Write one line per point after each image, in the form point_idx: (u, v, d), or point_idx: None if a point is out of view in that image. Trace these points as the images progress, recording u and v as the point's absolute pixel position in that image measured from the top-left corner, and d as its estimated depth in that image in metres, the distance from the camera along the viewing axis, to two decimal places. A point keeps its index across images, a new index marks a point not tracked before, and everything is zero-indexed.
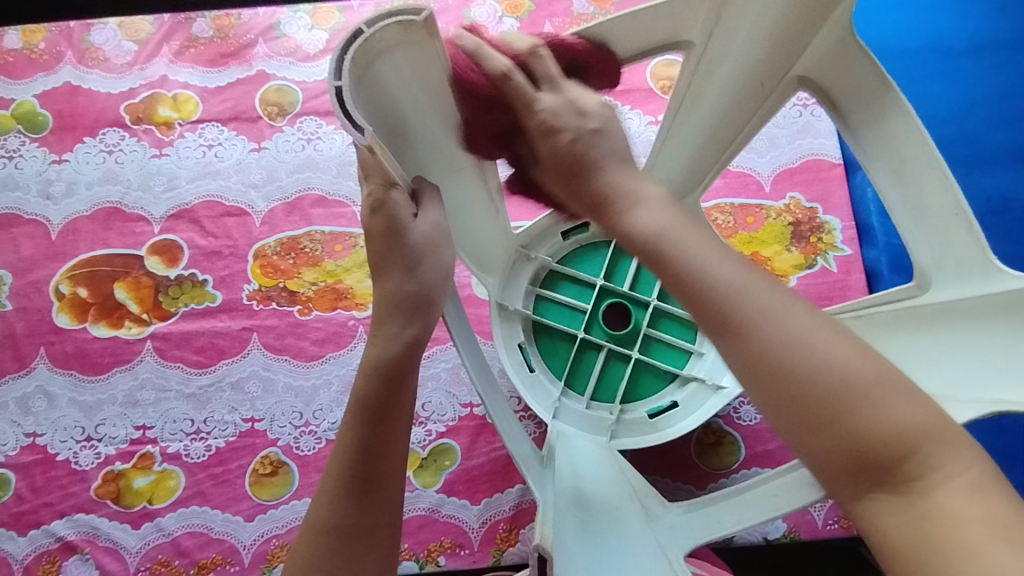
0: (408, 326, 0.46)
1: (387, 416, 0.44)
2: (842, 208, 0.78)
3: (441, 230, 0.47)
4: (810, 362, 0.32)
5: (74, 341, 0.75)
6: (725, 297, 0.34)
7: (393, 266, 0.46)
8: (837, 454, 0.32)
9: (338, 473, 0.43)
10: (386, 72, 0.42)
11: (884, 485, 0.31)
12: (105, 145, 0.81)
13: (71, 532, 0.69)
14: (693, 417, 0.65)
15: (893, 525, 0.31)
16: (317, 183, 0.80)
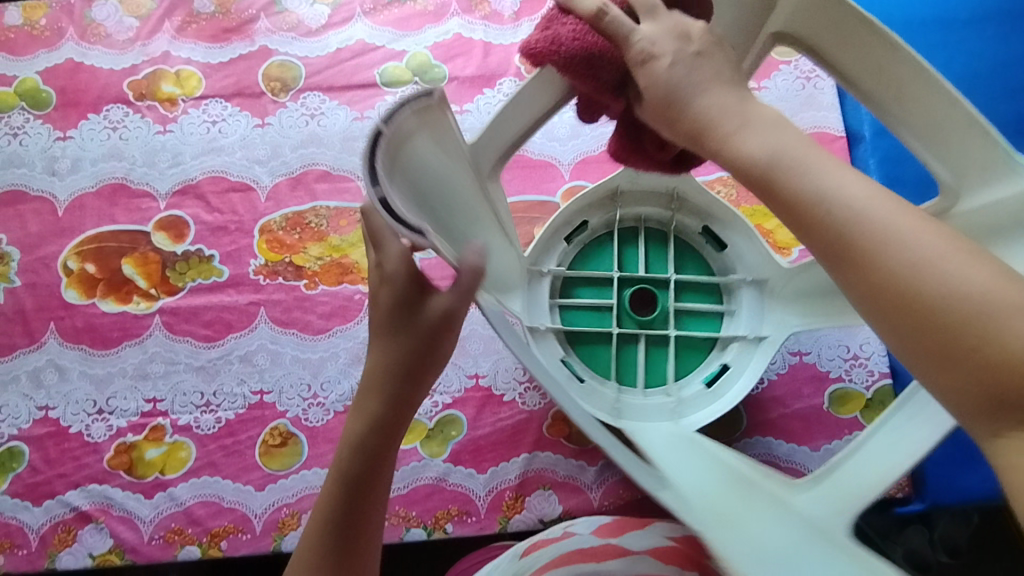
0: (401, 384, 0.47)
1: (382, 447, 0.47)
2: None
3: (449, 319, 0.46)
4: (942, 282, 0.31)
5: (84, 316, 0.76)
6: (857, 217, 0.32)
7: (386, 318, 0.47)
8: (966, 380, 0.30)
9: (331, 493, 0.47)
10: (405, 147, 0.44)
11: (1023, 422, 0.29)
12: (109, 121, 0.82)
13: (85, 502, 0.71)
14: (743, 382, 0.64)
15: (1015, 461, 0.30)
16: (321, 158, 0.80)
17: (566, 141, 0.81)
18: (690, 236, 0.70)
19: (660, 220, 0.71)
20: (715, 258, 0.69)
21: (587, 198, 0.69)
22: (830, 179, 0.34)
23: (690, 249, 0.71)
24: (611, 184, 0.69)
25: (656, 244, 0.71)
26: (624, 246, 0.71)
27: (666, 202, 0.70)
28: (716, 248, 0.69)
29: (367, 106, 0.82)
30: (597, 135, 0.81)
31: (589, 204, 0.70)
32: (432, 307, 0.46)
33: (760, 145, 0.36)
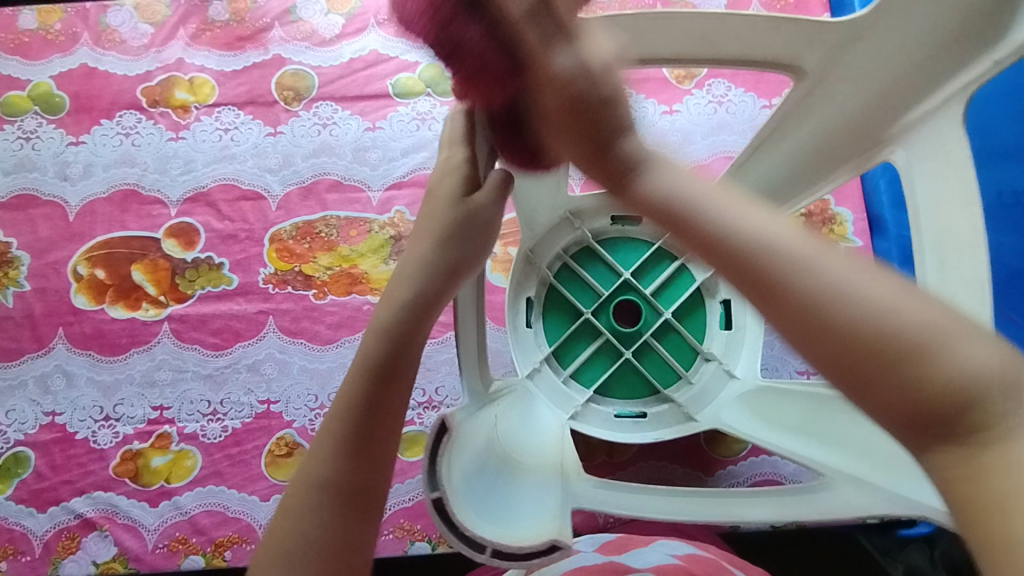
0: (421, 291, 0.43)
1: (392, 379, 0.39)
2: (855, 199, 0.79)
3: (488, 217, 0.46)
4: (858, 302, 0.27)
5: (92, 322, 0.76)
6: (773, 238, 0.30)
7: (427, 233, 0.45)
8: (902, 405, 0.26)
9: (337, 429, 0.38)
10: (472, 501, 0.41)
11: (947, 437, 0.25)
12: (121, 127, 0.82)
13: (90, 509, 0.70)
14: None
15: (953, 478, 0.25)
16: (332, 168, 0.80)
17: None
18: (608, 233, 0.74)
19: (578, 241, 0.73)
20: (637, 232, 0.73)
21: (516, 282, 0.71)
22: (734, 208, 0.32)
23: (614, 244, 0.74)
24: (523, 251, 0.71)
25: (592, 259, 0.74)
26: (570, 290, 0.73)
27: (571, 226, 0.72)
28: (632, 223, 0.73)
29: (379, 117, 0.82)
30: None
31: (520, 283, 0.72)
32: (470, 202, 0.46)
33: (660, 183, 0.37)
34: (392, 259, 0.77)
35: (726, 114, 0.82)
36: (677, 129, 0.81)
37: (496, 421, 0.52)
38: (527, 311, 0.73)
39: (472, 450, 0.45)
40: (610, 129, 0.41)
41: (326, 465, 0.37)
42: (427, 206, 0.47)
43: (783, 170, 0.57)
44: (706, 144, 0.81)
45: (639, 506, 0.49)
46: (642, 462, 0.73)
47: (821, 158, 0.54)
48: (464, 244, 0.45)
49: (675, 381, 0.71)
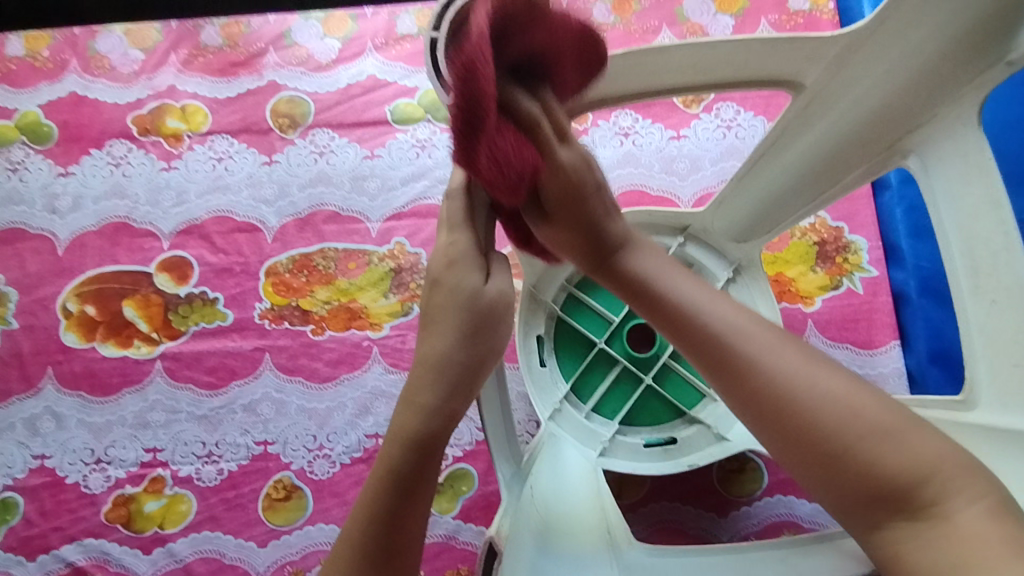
0: (449, 399, 0.41)
1: (417, 488, 0.39)
2: (867, 227, 0.77)
3: (506, 300, 0.44)
4: (808, 396, 0.36)
5: (82, 360, 0.73)
6: (722, 332, 0.39)
7: (447, 325, 0.42)
8: (855, 489, 0.34)
9: (359, 543, 0.38)
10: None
11: (903, 514, 0.33)
12: (111, 157, 0.79)
13: (81, 557, 0.68)
14: (763, 308, 0.68)
15: (908, 549, 0.33)
16: (330, 198, 0.78)
17: None
18: None
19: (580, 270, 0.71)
20: None
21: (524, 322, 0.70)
22: (697, 296, 0.41)
23: None
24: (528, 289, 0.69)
25: (598, 288, 0.73)
26: (580, 323, 0.72)
27: None
28: None
29: (378, 144, 0.79)
30: (614, 177, 0.79)
31: (529, 321, 0.70)
32: (486, 287, 0.43)
33: (642, 264, 0.45)
34: (393, 293, 0.75)
35: (735, 140, 0.79)
36: (684, 155, 0.79)
37: (534, 492, 0.53)
38: (540, 350, 0.71)
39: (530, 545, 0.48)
40: (593, 215, 0.46)
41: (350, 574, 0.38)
42: (437, 297, 0.43)
43: (789, 180, 0.56)
44: (714, 170, 0.79)
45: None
46: (653, 502, 0.71)
47: (825, 169, 0.52)
48: (490, 336, 0.43)
49: (698, 399, 0.70)
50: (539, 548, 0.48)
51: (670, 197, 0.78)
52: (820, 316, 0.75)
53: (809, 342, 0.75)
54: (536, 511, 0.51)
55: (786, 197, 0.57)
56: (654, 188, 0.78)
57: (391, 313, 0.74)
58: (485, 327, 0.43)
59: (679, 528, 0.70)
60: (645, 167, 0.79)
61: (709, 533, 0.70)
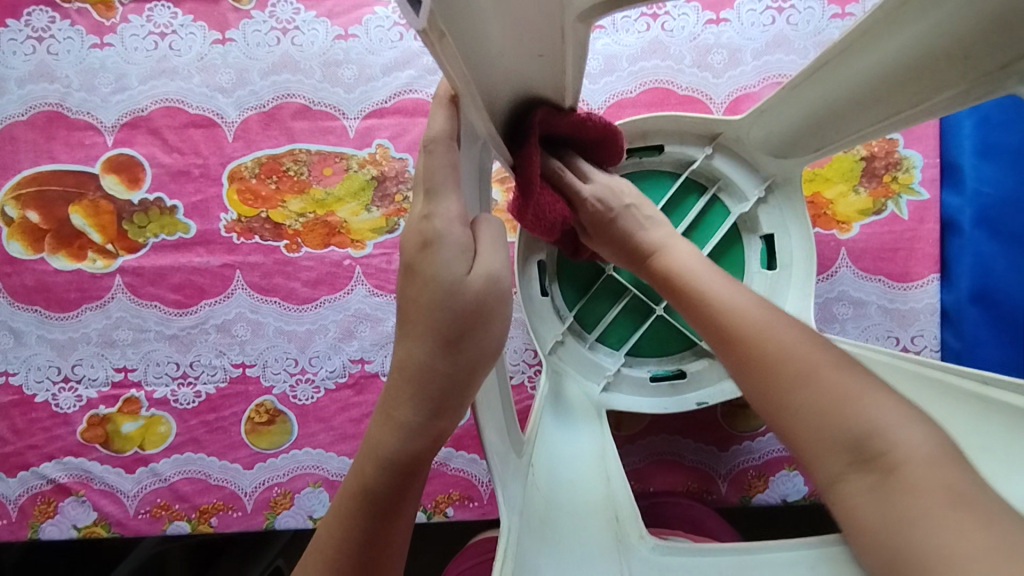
0: (433, 418, 0.33)
1: (396, 513, 0.34)
2: (928, 140, 0.66)
3: (499, 291, 0.33)
4: (775, 345, 0.38)
5: (33, 273, 0.66)
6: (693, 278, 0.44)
7: (426, 330, 0.32)
8: (815, 435, 0.35)
9: (329, 564, 0.34)
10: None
11: (858, 466, 0.33)
12: (31, 29, 0.65)
13: (63, 474, 0.66)
14: (796, 232, 0.58)
15: (865, 504, 0.32)
16: (298, 88, 0.65)
17: (598, 77, 0.66)
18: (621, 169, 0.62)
19: None
20: (655, 163, 0.62)
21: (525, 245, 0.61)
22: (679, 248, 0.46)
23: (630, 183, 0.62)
24: None
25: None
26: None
27: None
28: (652, 153, 0.61)
29: (352, 21, 0.65)
30: (636, 71, 0.65)
31: (530, 244, 0.62)
32: (475, 279, 0.33)
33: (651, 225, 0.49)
34: (375, 206, 0.65)
35: (786, 26, 0.65)
36: (723, 44, 0.65)
37: (532, 475, 0.44)
38: (541, 277, 0.64)
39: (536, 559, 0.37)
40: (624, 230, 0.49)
41: None
42: (412, 290, 0.33)
43: (847, 98, 0.45)
44: (756, 65, 0.65)
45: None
46: (652, 435, 0.68)
47: (897, 89, 0.41)
48: (479, 343, 0.33)
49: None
50: (546, 550, 0.38)
51: (701, 97, 0.65)
52: (857, 244, 0.66)
53: (839, 273, 0.66)
54: (536, 500, 0.42)
55: (842, 121, 0.46)
56: (683, 87, 0.65)
57: (374, 229, 0.66)
58: (475, 331, 0.33)
59: (677, 461, 0.68)
60: (674, 60, 0.66)
61: (709, 467, 0.67)
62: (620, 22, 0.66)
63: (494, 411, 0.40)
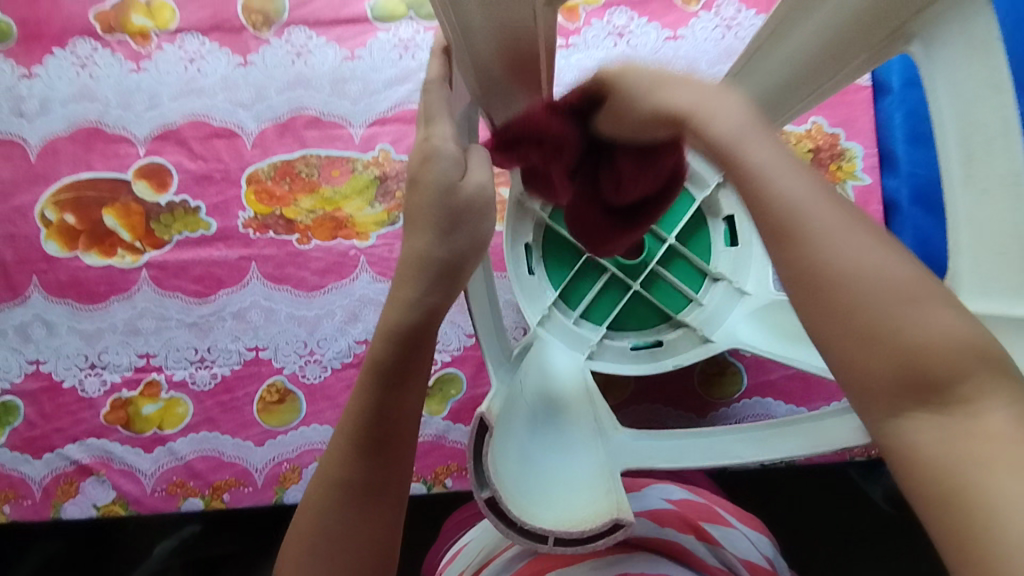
0: (428, 298, 0.39)
1: (404, 383, 0.40)
2: (865, 133, 0.75)
3: (486, 196, 0.40)
4: (839, 247, 0.27)
5: (67, 269, 0.73)
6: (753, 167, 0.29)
7: (425, 225, 0.39)
8: (881, 367, 0.25)
9: (351, 429, 0.41)
10: (512, 476, 0.42)
11: (927, 406, 0.25)
12: (76, 58, 0.75)
13: (85, 455, 0.71)
14: (754, 211, 0.67)
15: (928, 443, 0.25)
16: (310, 102, 0.75)
17: (574, 87, 0.75)
18: None
19: None
20: None
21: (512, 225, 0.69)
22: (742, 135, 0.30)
23: None
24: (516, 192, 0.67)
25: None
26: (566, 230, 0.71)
27: None
28: None
29: (358, 44, 0.75)
30: None
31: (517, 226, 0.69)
32: (467, 183, 0.39)
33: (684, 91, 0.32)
34: (378, 202, 0.73)
35: (735, 40, 0.75)
36: (682, 56, 0.76)
37: (524, 386, 0.52)
38: (528, 257, 0.70)
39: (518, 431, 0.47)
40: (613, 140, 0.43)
41: (343, 452, 0.41)
42: (415, 197, 0.40)
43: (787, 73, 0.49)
44: (711, 73, 0.75)
45: (686, 457, 0.48)
46: (635, 404, 0.74)
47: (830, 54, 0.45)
48: (467, 236, 0.39)
49: (684, 305, 0.70)
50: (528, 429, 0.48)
51: None
52: None
53: None
54: (527, 403, 0.50)
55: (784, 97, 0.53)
56: None
57: (376, 222, 0.73)
58: (467, 226, 0.39)
59: (660, 428, 0.73)
60: None
61: None
62: (591, 40, 0.76)
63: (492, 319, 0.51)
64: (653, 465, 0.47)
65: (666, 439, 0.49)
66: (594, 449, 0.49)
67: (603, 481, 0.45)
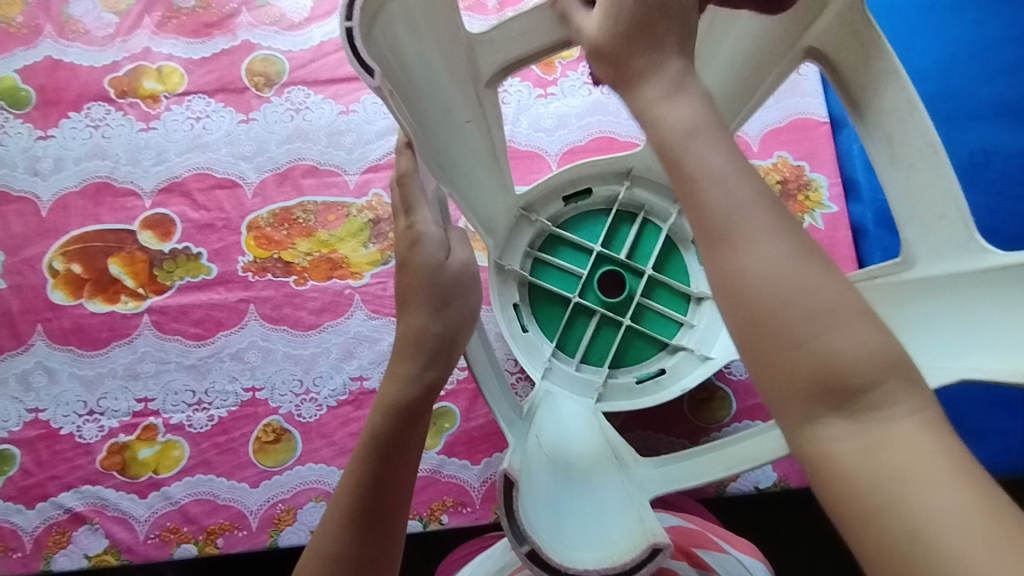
0: (426, 370, 0.46)
1: (397, 458, 0.46)
2: (829, 165, 0.79)
3: (470, 271, 0.48)
4: (780, 279, 0.30)
5: (71, 317, 0.75)
6: (734, 206, 0.32)
7: (420, 304, 0.47)
8: (808, 384, 0.30)
9: (348, 503, 0.45)
10: (548, 528, 0.43)
11: (842, 413, 0.30)
12: (90, 120, 0.80)
13: (79, 503, 0.70)
14: None
15: (848, 451, 0.29)
16: (307, 153, 0.80)
17: (553, 131, 0.81)
18: (561, 214, 0.73)
19: (539, 233, 0.73)
20: (591, 204, 0.73)
21: (498, 289, 0.71)
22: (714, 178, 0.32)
23: (571, 223, 0.74)
24: (494, 258, 0.70)
25: (559, 247, 0.73)
26: (550, 283, 0.73)
27: (528, 223, 0.72)
28: (583, 198, 0.73)
29: (352, 100, 0.81)
30: (584, 125, 0.81)
31: (504, 287, 0.71)
32: (453, 261, 0.48)
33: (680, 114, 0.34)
34: (372, 243, 0.77)
35: None
36: None
37: (538, 438, 0.54)
38: (519, 316, 0.72)
39: (541, 479, 0.48)
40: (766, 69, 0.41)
41: (340, 522, 0.45)
42: (408, 277, 0.47)
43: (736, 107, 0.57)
44: None
45: (710, 472, 0.49)
46: (629, 433, 0.74)
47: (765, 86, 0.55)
48: (459, 307, 0.47)
49: (677, 330, 0.72)
50: (552, 479, 0.49)
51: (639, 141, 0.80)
52: None
53: None
54: (543, 454, 0.52)
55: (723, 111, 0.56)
56: (623, 134, 0.81)
57: (370, 262, 0.77)
58: (461, 293, 0.48)
59: (654, 456, 0.73)
60: (613, 115, 0.81)
61: None
62: (567, 89, 0.82)
63: (494, 368, 0.54)
64: (680, 488, 0.49)
65: (684, 459, 0.50)
66: (616, 483, 0.50)
67: (633, 510, 0.47)
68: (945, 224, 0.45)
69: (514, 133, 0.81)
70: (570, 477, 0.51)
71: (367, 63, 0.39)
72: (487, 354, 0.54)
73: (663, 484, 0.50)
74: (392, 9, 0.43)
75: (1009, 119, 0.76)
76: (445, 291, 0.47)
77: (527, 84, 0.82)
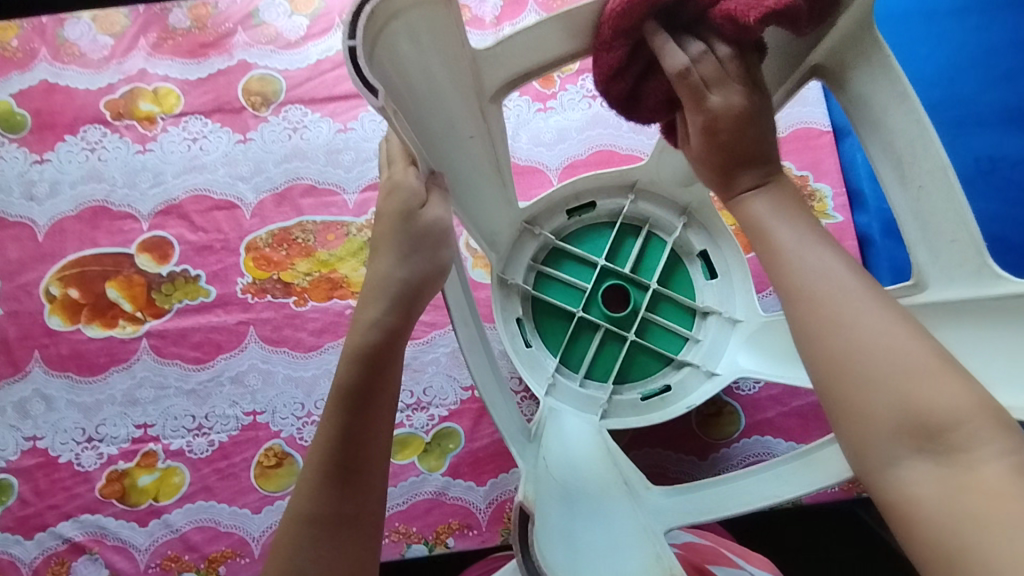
0: (386, 313, 0.45)
1: (369, 407, 0.43)
2: (832, 175, 0.79)
3: (443, 225, 0.46)
4: (870, 331, 0.32)
5: (68, 342, 0.74)
6: (801, 264, 0.35)
7: (390, 248, 0.46)
8: (888, 423, 0.31)
9: (321, 460, 0.42)
10: (563, 561, 0.43)
11: (929, 459, 0.30)
12: (86, 143, 0.80)
13: (78, 533, 0.69)
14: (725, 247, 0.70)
15: (926, 493, 0.30)
16: (305, 172, 0.79)
17: (553, 146, 0.80)
18: (564, 227, 0.72)
19: (540, 246, 0.72)
20: (593, 218, 0.73)
21: (500, 303, 0.70)
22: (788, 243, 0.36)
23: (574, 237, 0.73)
24: (496, 271, 0.69)
25: (562, 261, 0.72)
26: (552, 296, 0.72)
27: (528, 234, 0.71)
28: (586, 211, 0.72)
29: (350, 118, 0.81)
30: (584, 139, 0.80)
31: (505, 300, 0.70)
32: (426, 214, 0.45)
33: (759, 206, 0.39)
34: None
35: None
36: None
37: (546, 462, 0.53)
38: (522, 331, 0.70)
39: (553, 513, 0.47)
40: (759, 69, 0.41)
41: (313, 484, 0.42)
42: (381, 224, 0.47)
43: None
44: None
45: (725, 505, 0.48)
46: (635, 449, 0.73)
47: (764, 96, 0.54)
48: (424, 256, 0.46)
49: (682, 345, 0.71)
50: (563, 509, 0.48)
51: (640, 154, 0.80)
52: None
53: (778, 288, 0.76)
54: (552, 481, 0.50)
55: None
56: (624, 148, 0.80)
57: None
58: (427, 252, 0.46)
59: (663, 474, 0.72)
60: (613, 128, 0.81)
61: (691, 476, 0.72)
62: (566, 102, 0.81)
63: (498, 384, 0.52)
64: (693, 521, 0.48)
65: (698, 489, 0.49)
66: (627, 511, 0.50)
67: (647, 544, 0.46)
68: (956, 247, 0.45)
69: (514, 148, 0.80)
70: (578, 505, 0.50)
71: (372, 83, 0.36)
72: (492, 372, 0.52)
73: (676, 516, 0.49)
74: (397, 24, 0.39)
75: (1015, 126, 0.75)
76: (416, 245, 0.46)
77: (526, 99, 0.82)
